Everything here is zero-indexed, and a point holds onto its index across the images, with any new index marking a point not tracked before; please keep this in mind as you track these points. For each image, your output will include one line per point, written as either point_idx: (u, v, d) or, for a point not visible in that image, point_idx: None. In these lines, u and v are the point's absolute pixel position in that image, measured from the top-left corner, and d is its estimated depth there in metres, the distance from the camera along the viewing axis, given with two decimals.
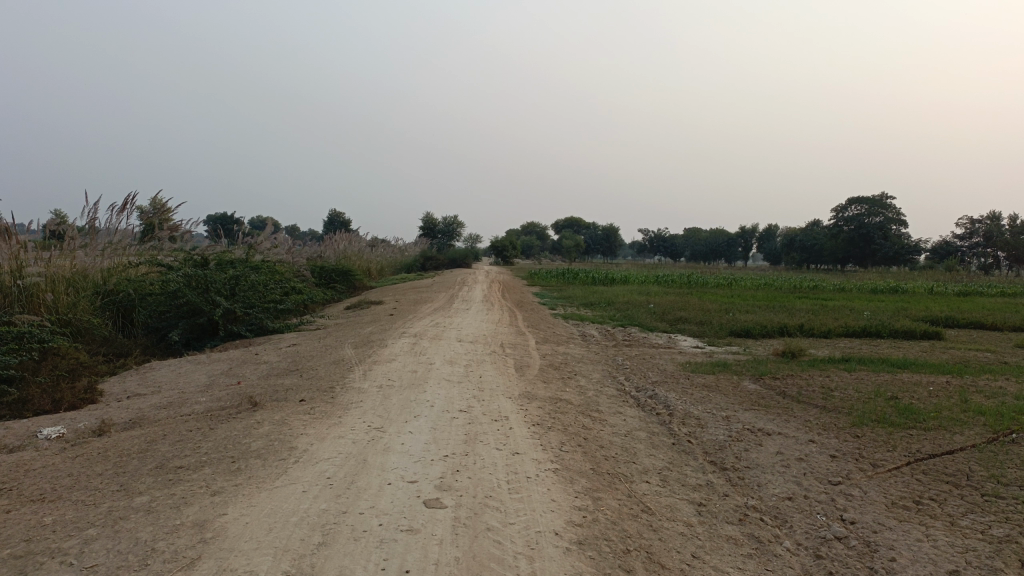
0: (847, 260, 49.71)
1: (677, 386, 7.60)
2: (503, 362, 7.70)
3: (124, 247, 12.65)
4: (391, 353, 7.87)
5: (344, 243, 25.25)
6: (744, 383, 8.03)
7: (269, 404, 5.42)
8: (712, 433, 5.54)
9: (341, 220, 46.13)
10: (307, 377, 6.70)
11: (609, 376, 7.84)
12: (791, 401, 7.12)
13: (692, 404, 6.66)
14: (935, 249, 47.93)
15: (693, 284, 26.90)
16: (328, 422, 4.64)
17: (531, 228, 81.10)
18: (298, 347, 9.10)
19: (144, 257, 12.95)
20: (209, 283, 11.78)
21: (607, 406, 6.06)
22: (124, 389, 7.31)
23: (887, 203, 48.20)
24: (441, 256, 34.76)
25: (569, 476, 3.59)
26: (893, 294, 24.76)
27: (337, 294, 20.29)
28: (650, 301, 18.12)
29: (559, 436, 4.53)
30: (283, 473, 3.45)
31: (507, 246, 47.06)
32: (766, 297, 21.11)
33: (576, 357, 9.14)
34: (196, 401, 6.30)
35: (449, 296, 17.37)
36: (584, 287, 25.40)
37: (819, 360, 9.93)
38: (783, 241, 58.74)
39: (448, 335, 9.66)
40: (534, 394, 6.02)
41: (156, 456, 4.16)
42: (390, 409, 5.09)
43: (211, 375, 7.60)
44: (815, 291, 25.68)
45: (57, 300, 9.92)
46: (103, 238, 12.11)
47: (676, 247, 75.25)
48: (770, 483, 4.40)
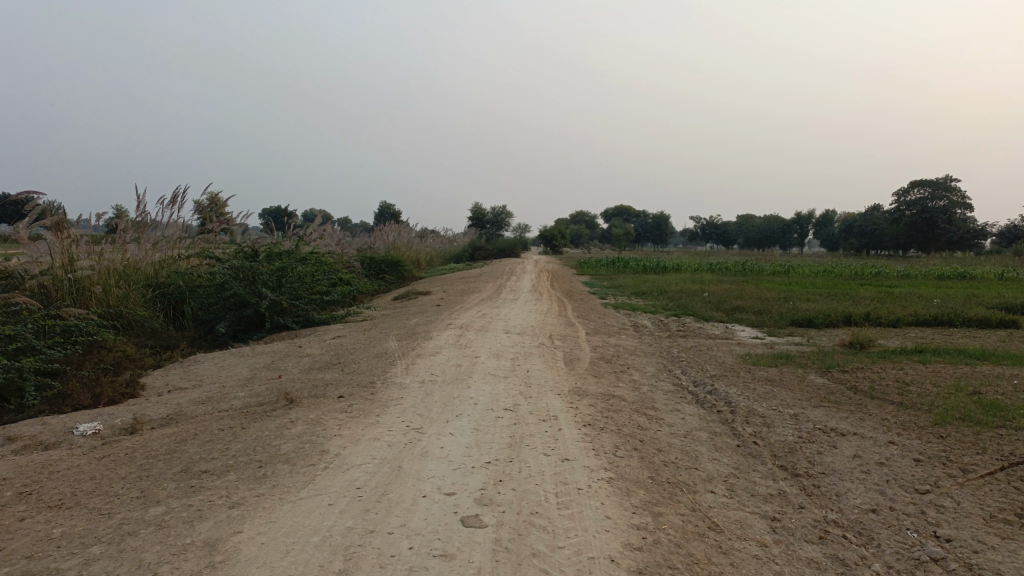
0: (909, 246, 47.88)
1: (738, 380, 7.12)
2: (551, 356, 7.33)
3: (177, 240, 12.66)
4: (436, 346, 7.57)
5: (393, 234, 25.14)
6: (810, 377, 7.49)
7: (305, 401, 5.15)
8: (780, 434, 5.08)
9: (391, 211, 46.28)
10: (348, 371, 6.44)
11: (664, 369, 7.40)
12: (864, 397, 6.58)
13: (755, 400, 6.20)
14: (1003, 233, 45.78)
15: (748, 271, 26.10)
16: (364, 422, 4.35)
17: (581, 217, 80.36)
18: (343, 339, 8.89)
19: (194, 250, 12.95)
20: (256, 275, 11.68)
21: (664, 403, 5.64)
22: (165, 384, 7.17)
23: (952, 186, 46.23)
24: (490, 246, 34.53)
25: (625, 487, 3.20)
26: (960, 281, 23.57)
27: (386, 284, 20.18)
28: (704, 289, 17.47)
29: (613, 438, 4.15)
30: (310, 481, 3.16)
31: (556, 235, 46.61)
32: (825, 285, 20.26)
33: (629, 349, 8.71)
34: (235, 396, 6.09)
35: (496, 286, 17.05)
36: (635, 275, 24.84)
37: (890, 351, 9.31)
38: (840, 226, 56.91)
39: (494, 326, 9.32)
40: (584, 390, 5.63)
41: (182, 459, 3.92)
42: (431, 407, 4.77)
43: (253, 368, 7.42)
44: (877, 278, 24.60)
45: (107, 293, 9.90)
46: (155, 231, 12.14)
47: (729, 234, 73.64)
48: (849, 492, 3.96)
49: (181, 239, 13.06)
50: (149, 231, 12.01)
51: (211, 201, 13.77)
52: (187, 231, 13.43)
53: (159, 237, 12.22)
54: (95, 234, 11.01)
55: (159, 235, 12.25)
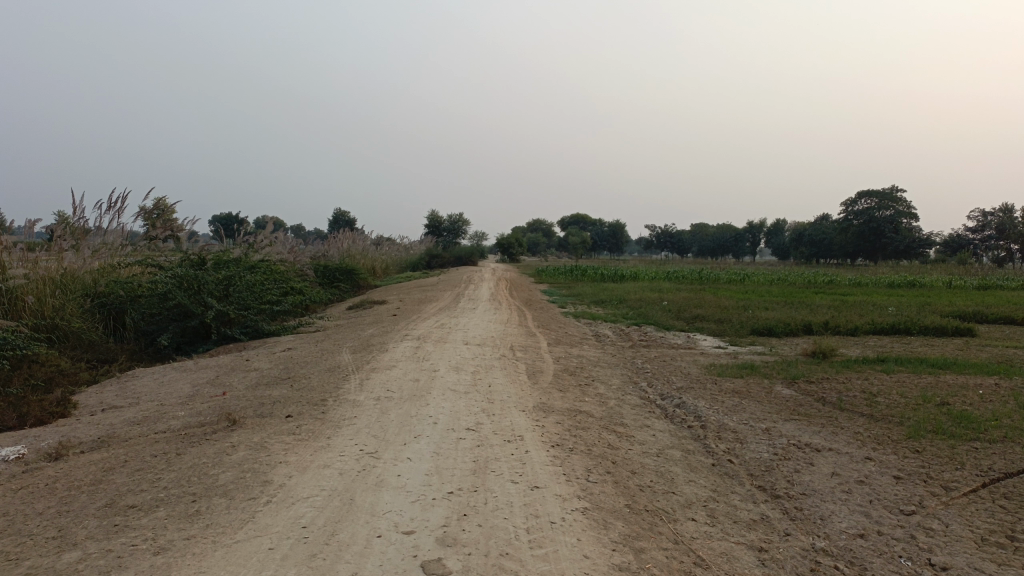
0: (858, 255, 48.89)
1: (705, 392, 6.91)
2: (513, 368, 7.02)
3: (118, 248, 12.05)
4: (392, 359, 7.20)
5: (347, 241, 24.60)
6: (777, 388, 7.33)
7: (249, 422, 4.75)
8: (755, 451, 4.85)
9: (346, 218, 45.59)
10: (298, 388, 6.03)
11: (630, 382, 7.15)
12: (833, 410, 6.42)
13: (725, 413, 5.99)
14: (947, 242, 47.02)
15: (704, 280, 26.20)
16: (313, 446, 3.98)
17: (537, 225, 80.39)
18: (293, 352, 8.45)
19: (137, 257, 12.34)
20: (201, 284, 11.15)
21: (633, 419, 5.39)
22: (99, 402, 6.66)
23: (898, 196, 47.38)
24: (447, 254, 34.14)
25: (602, 519, 2.92)
26: (909, 289, 23.96)
27: (340, 293, 19.65)
28: (663, 298, 17.38)
29: (584, 460, 3.87)
30: (249, 519, 2.79)
31: (513, 242, 46.44)
32: (780, 293, 20.36)
33: (592, 360, 8.46)
34: (174, 416, 5.65)
35: (454, 295, 16.69)
36: (593, 284, 24.71)
37: (853, 361, 9.24)
38: (791, 235, 57.87)
39: (453, 337, 8.99)
40: (550, 406, 5.34)
41: (107, 491, 3.51)
42: (387, 428, 4.43)
43: (196, 384, 6.95)
44: (830, 286, 24.89)
45: (41, 303, 9.30)
46: (94, 238, 11.54)
47: (684, 243, 74.38)
48: (834, 516, 3.73)
49: (123, 247, 12.46)
50: (88, 238, 11.41)
51: (157, 207, 13.20)
52: (131, 238, 12.83)
53: (99, 244, 11.62)
54: (30, 241, 10.41)
55: (99, 242, 11.64)
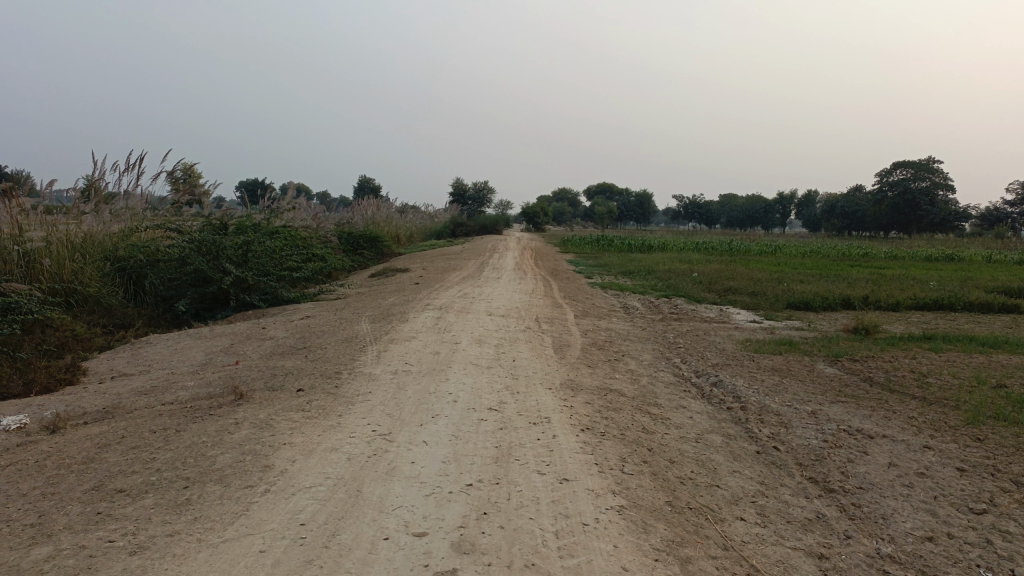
0: (892, 228, 47.67)
1: (742, 370, 6.51)
2: (539, 341, 6.67)
3: (140, 212, 11.83)
4: (413, 329, 6.88)
5: (372, 208, 24.28)
6: (820, 367, 6.91)
7: (257, 396, 4.44)
8: (801, 438, 4.46)
9: (371, 185, 45.37)
10: (312, 359, 5.72)
11: (662, 357, 6.77)
12: (881, 392, 6.00)
13: (767, 394, 5.59)
14: (985, 215, 45.63)
15: (735, 251, 25.55)
16: (322, 425, 3.66)
17: (562, 194, 79.50)
18: (311, 320, 8.15)
19: (159, 220, 12.11)
20: (221, 249, 10.89)
21: (668, 399, 5.01)
22: (110, 370, 6.42)
23: (935, 168, 45.97)
24: (472, 222, 33.76)
25: (641, 520, 2.56)
26: (945, 264, 23.20)
27: (363, 260, 19.39)
28: (693, 270, 16.85)
29: (619, 447, 3.51)
30: (241, 513, 2.47)
31: (539, 212, 45.89)
32: (813, 265, 19.72)
33: (622, 334, 8.08)
34: (183, 386, 5.37)
35: (478, 263, 16.33)
36: (621, 254, 24.25)
37: (897, 338, 8.76)
38: (823, 207, 56.59)
39: (476, 308, 8.64)
40: (578, 384, 4.99)
41: (97, 472, 3.21)
42: (403, 406, 4.10)
43: (209, 353, 6.68)
44: (865, 259, 24.17)
45: (58, 266, 9.09)
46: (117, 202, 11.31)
47: (712, 213, 73.24)
48: (897, 515, 3.34)
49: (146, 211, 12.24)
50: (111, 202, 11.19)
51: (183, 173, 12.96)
52: (155, 203, 12.61)
53: (122, 207, 11.39)
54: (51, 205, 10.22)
55: (122, 206, 11.42)
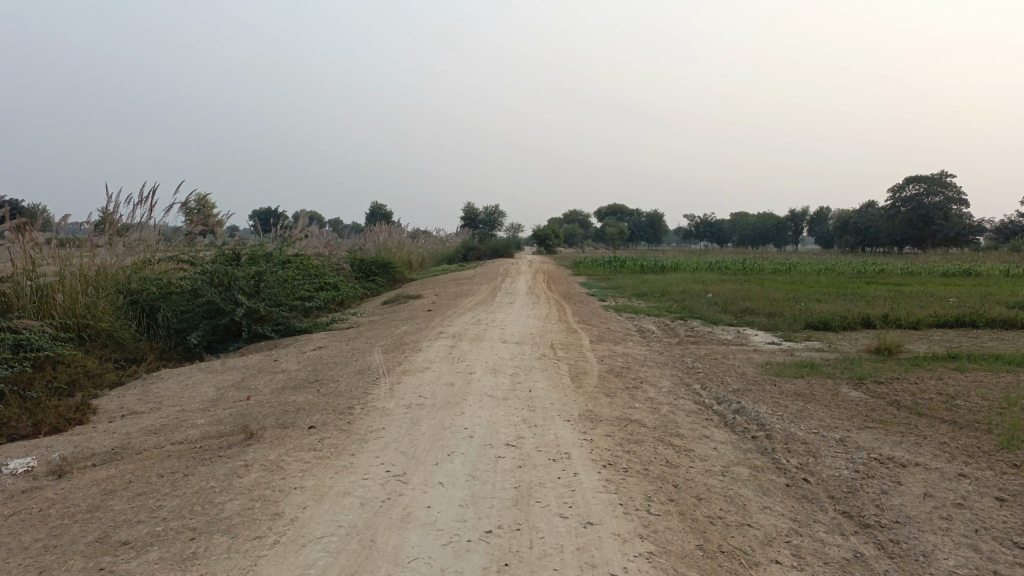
0: (906, 243, 47.27)
1: (764, 395, 6.34)
2: (555, 369, 6.53)
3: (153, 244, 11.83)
4: (426, 359, 6.76)
5: (383, 235, 24.28)
6: (844, 390, 6.72)
7: (268, 435, 4.33)
8: (831, 469, 4.29)
9: (382, 211, 45.54)
10: (324, 393, 5.60)
11: (681, 384, 6.61)
12: (910, 416, 5.81)
13: (792, 421, 5.42)
14: (1000, 228, 45.16)
15: (748, 270, 25.37)
16: (334, 466, 3.54)
17: (573, 216, 79.55)
18: (323, 351, 8.05)
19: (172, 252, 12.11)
20: (232, 280, 10.84)
21: (690, 429, 4.86)
22: (120, 408, 6.32)
23: (948, 182, 45.62)
24: (483, 246, 33.71)
25: (671, 567, 2.41)
26: (962, 279, 22.92)
27: (375, 287, 19.34)
28: (708, 291, 16.67)
29: (643, 484, 3.36)
30: (249, 568, 2.35)
31: (550, 234, 45.85)
32: (829, 283, 19.48)
33: (639, 359, 7.93)
34: (193, 424, 5.27)
35: (491, 289, 16.24)
36: (633, 275, 24.09)
37: (921, 358, 8.56)
38: (836, 223, 56.29)
39: (490, 335, 8.51)
40: (597, 415, 4.84)
41: (102, 521, 3.10)
42: (418, 444, 3.97)
43: (220, 387, 6.58)
44: (881, 276, 23.88)
45: (71, 301, 9.06)
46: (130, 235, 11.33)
47: (723, 232, 73.03)
48: (939, 551, 3.17)
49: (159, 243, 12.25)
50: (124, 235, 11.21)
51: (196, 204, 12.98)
52: (167, 234, 12.63)
53: (134, 240, 11.40)
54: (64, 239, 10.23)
55: (135, 238, 11.43)
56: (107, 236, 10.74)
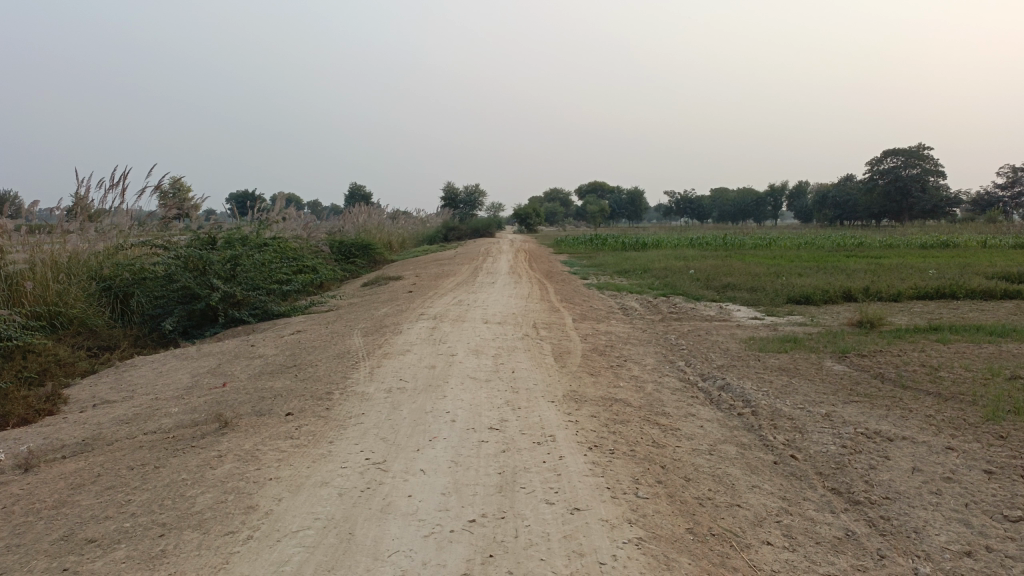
0: (884, 216, 47.57)
1: (749, 371, 6.29)
2: (538, 349, 6.44)
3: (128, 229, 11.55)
4: (407, 342, 6.64)
5: (363, 216, 24.02)
6: (828, 364, 6.69)
7: (243, 423, 4.20)
8: (819, 445, 4.24)
9: (362, 192, 45.14)
10: (302, 378, 5.47)
11: (666, 361, 6.55)
12: (895, 389, 5.78)
13: (777, 396, 5.38)
14: (976, 200, 45.55)
15: (729, 246, 25.41)
16: (311, 454, 3.42)
17: (554, 194, 79.33)
18: (302, 335, 7.91)
19: (147, 236, 11.85)
20: (207, 264, 10.62)
21: (676, 407, 4.79)
22: (92, 397, 6.15)
23: (925, 155, 45.86)
24: (464, 226, 33.50)
25: (662, 554, 2.33)
26: (940, 251, 23.07)
27: (355, 269, 19.14)
28: (690, 266, 16.65)
29: (630, 466, 3.28)
30: (221, 566, 2.24)
31: (531, 213, 45.68)
32: (810, 257, 19.53)
33: (622, 337, 7.86)
34: (167, 413, 5.12)
35: (472, 268, 16.10)
36: (615, 253, 24.03)
37: (903, 330, 8.56)
38: (815, 197, 56.54)
39: (471, 316, 8.40)
40: (582, 395, 4.75)
41: (68, 518, 2.97)
42: (398, 429, 3.86)
43: (196, 374, 6.42)
44: (861, 249, 23.98)
45: (41, 289, 8.83)
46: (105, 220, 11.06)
47: (703, 208, 73.17)
48: (931, 527, 3.12)
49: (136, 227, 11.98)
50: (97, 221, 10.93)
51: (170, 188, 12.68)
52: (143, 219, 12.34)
53: (108, 225, 11.13)
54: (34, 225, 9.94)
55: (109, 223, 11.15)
56: (78, 222, 10.47)
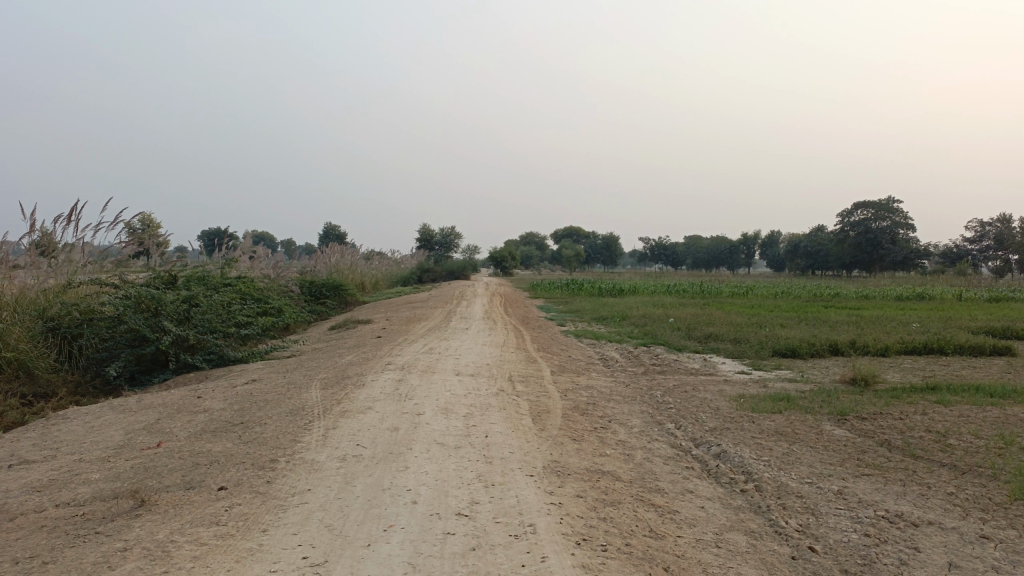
0: (855, 267, 47.81)
1: (744, 435, 5.74)
2: (515, 408, 5.85)
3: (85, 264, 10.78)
4: (369, 397, 6.00)
5: (335, 255, 23.39)
6: (828, 429, 6.17)
7: (167, 501, 3.55)
8: (837, 533, 3.69)
9: (336, 233, 44.65)
10: (246, 440, 4.80)
11: (653, 423, 5.98)
12: (905, 460, 5.26)
13: (782, 468, 4.83)
14: (945, 253, 45.92)
15: (705, 294, 25.06)
16: (237, 551, 2.79)
17: (529, 238, 79.22)
18: (257, 385, 7.23)
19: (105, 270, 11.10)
20: (161, 305, 9.92)
21: (671, 482, 4.22)
22: (8, 455, 5.40)
23: (894, 207, 46.21)
24: (439, 268, 32.98)
25: None
26: (915, 302, 22.85)
27: (325, 310, 18.45)
28: (669, 315, 16.19)
29: (628, 570, 2.70)
30: None
31: (506, 256, 45.35)
32: (789, 308, 19.19)
33: (605, 393, 7.29)
34: (87, 481, 4.42)
35: (445, 313, 15.51)
36: (592, 298, 23.57)
37: (898, 390, 8.09)
38: (787, 246, 56.90)
39: (442, 367, 7.78)
40: (565, 467, 4.17)
41: None
42: (349, 513, 3.24)
43: (130, 431, 5.70)
44: (837, 300, 23.66)
45: None
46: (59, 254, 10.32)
47: (677, 255, 73.38)
48: None
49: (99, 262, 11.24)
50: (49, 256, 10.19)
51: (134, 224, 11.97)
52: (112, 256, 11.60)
53: (62, 259, 10.37)
54: None
55: (64, 258, 10.39)
56: (29, 257, 9.76)
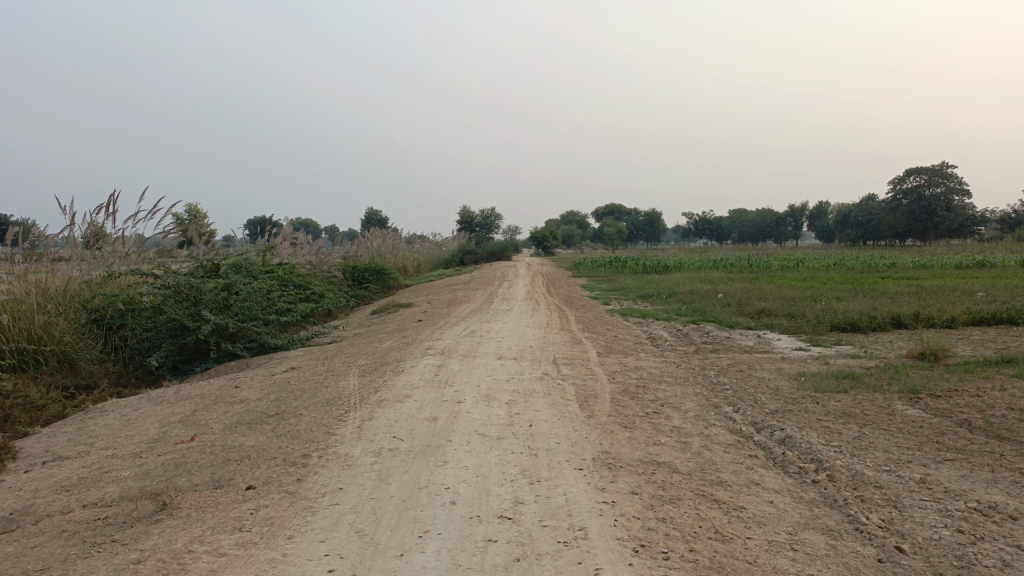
0: (908, 236, 46.18)
1: (808, 418, 5.32)
2: (561, 393, 5.53)
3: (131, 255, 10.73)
4: (407, 385, 5.74)
5: (377, 239, 23.27)
6: (900, 408, 5.71)
7: (192, 503, 3.32)
8: (926, 529, 3.29)
9: (379, 218, 44.73)
10: (279, 433, 4.57)
11: (709, 406, 5.60)
12: (990, 442, 4.78)
13: (854, 454, 4.42)
14: (1004, 219, 43.98)
15: (754, 268, 24.32)
16: (258, 564, 2.53)
17: (571, 217, 78.70)
18: (295, 374, 7.03)
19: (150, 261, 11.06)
20: (201, 294, 9.81)
21: (735, 474, 3.85)
22: (42, 452, 5.27)
23: (950, 173, 44.33)
24: (480, 249, 32.74)
25: None
26: (977, 272, 21.75)
27: (367, 295, 18.35)
28: (718, 291, 15.65)
29: None
30: None
31: (548, 236, 44.87)
32: (843, 279, 18.42)
33: (656, 374, 6.93)
34: (116, 479, 4.23)
35: (487, 294, 15.25)
36: (636, 276, 23.06)
37: (971, 364, 7.55)
38: (836, 217, 55.27)
39: (484, 351, 7.48)
40: (616, 459, 3.83)
41: None
42: (382, 516, 2.96)
43: (165, 424, 5.53)
44: (893, 270, 22.71)
45: (22, 319, 8.04)
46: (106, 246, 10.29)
47: (722, 229, 71.95)
48: None
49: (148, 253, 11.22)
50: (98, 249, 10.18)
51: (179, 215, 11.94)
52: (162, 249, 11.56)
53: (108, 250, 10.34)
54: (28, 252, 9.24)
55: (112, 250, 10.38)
56: (73, 248, 9.73)
